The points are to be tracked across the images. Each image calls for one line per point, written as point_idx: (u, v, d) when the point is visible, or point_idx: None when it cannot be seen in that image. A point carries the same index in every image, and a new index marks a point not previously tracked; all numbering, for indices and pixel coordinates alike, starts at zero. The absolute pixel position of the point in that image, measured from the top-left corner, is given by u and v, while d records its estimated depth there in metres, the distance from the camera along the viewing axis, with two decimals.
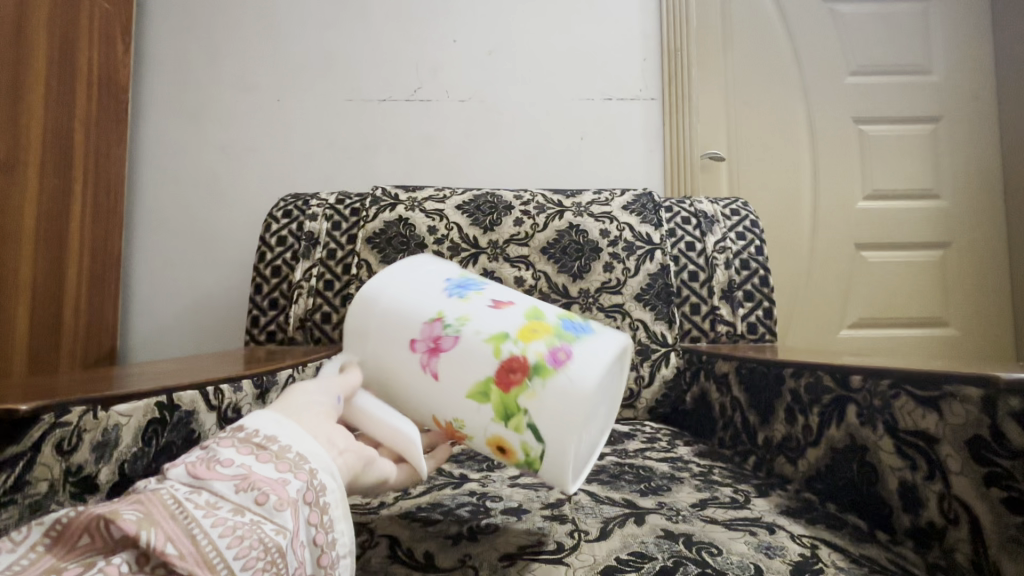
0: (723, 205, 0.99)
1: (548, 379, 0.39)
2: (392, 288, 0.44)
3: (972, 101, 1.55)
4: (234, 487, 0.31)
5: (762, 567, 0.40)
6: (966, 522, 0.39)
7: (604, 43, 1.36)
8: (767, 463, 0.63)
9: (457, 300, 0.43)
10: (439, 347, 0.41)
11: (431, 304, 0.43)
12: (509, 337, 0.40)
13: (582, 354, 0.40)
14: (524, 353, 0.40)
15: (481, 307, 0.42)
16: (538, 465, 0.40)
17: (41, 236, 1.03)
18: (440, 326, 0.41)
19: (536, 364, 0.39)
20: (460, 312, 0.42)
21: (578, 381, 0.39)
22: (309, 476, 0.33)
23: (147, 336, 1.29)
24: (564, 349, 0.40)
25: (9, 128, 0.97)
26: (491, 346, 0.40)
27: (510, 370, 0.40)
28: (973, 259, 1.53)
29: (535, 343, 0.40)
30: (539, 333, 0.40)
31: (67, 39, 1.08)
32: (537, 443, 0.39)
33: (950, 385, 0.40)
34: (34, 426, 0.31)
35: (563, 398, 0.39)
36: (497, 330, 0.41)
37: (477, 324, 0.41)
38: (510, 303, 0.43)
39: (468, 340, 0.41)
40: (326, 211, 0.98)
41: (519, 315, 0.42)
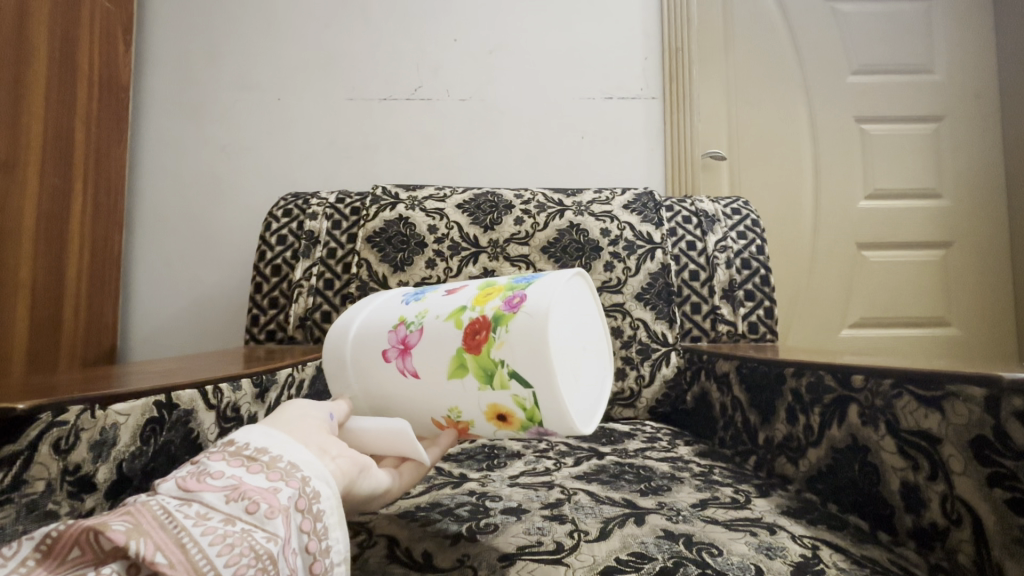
0: (724, 204, 0.99)
1: (510, 321, 0.39)
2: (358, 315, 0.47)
3: (974, 100, 1.54)
4: (225, 497, 0.30)
5: (762, 568, 0.40)
6: (969, 522, 0.38)
7: (605, 42, 1.36)
8: (768, 463, 0.63)
9: (415, 302, 0.45)
10: (407, 344, 0.43)
11: (392, 315, 0.45)
12: (467, 307, 0.42)
13: (534, 290, 0.40)
14: (482, 313, 0.40)
15: (437, 300, 0.44)
16: (539, 417, 0.39)
17: (41, 235, 1.03)
18: (403, 327, 0.44)
19: (495, 315, 0.40)
20: (420, 309, 0.44)
21: (537, 311, 0.38)
22: (300, 483, 0.33)
23: (147, 335, 1.29)
24: (517, 293, 0.40)
25: (9, 126, 0.96)
26: (453, 320, 0.42)
27: (475, 331, 0.40)
28: (975, 259, 1.52)
29: (490, 301, 0.41)
30: (491, 293, 0.41)
31: (68, 37, 1.08)
32: (524, 391, 0.39)
33: (953, 385, 0.40)
34: (31, 425, 0.32)
35: (528, 331, 0.38)
36: (454, 308, 0.42)
37: (435, 311, 0.43)
38: (462, 287, 0.45)
39: (432, 326, 0.42)
40: (325, 210, 0.98)
41: (472, 291, 0.43)
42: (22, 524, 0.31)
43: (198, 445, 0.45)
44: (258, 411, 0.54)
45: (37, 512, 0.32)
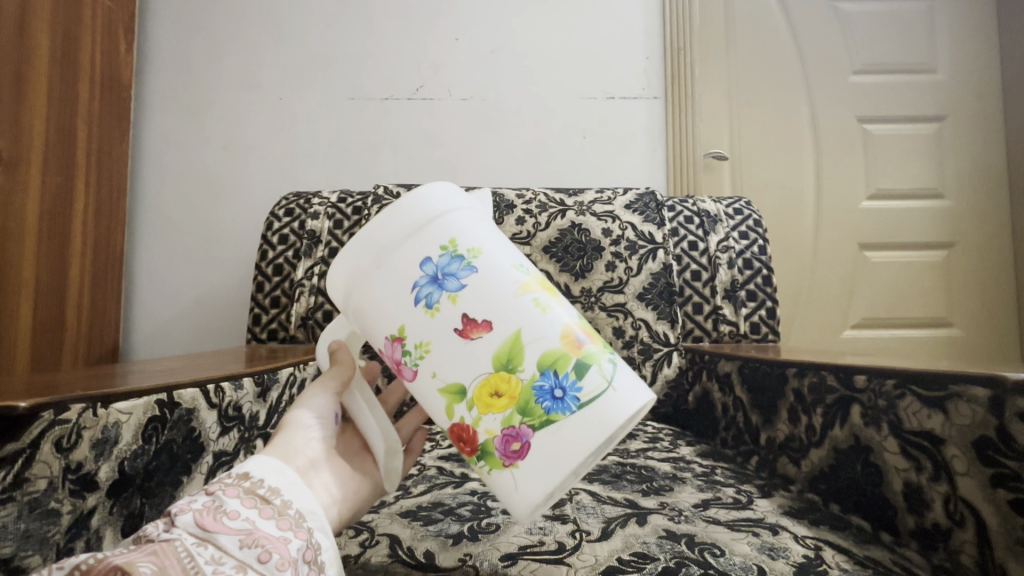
0: (726, 204, 0.99)
1: (494, 465, 0.33)
2: (361, 268, 0.34)
3: (977, 100, 1.54)
4: (238, 542, 0.30)
5: (765, 568, 0.40)
6: (972, 523, 0.38)
7: (606, 41, 1.36)
8: (770, 464, 0.62)
9: (425, 310, 0.34)
10: (400, 369, 0.36)
11: (393, 316, 0.34)
12: (466, 395, 0.33)
13: (543, 452, 0.32)
14: (475, 427, 0.33)
15: (448, 333, 0.33)
16: None
17: (44, 235, 1.03)
18: (400, 349, 0.35)
19: (485, 443, 0.33)
20: (425, 336, 0.34)
21: (524, 487, 0.32)
22: (308, 535, 0.34)
23: (148, 334, 1.29)
24: (521, 439, 0.32)
25: (11, 125, 0.97)
26: (446, 399, 0.34)
27: (460, 436, 0.34)
28: (978, 259, 1.52)
29: (490, 416, 0.33)
30: (499, 405, 0.33)
31: (70, 35, 1.08)
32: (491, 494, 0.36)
33: (956, 385, 0.40)
34: (34, 423, 0.32)
35: (506, 494, 0.33)
36: (455, 381, 0.33)
37: (436, 362, 0.34)
38: (484, 330, 0.33)
39: (425, 379, 0.34)
40: (327, 210, 0.98)
41: (488, 359, 0.33)
42: (23, 522, 0.31)
43: (199, 443, 0.45)
44: (259, 409, 0.54)
45: (38, 511, 0.32)
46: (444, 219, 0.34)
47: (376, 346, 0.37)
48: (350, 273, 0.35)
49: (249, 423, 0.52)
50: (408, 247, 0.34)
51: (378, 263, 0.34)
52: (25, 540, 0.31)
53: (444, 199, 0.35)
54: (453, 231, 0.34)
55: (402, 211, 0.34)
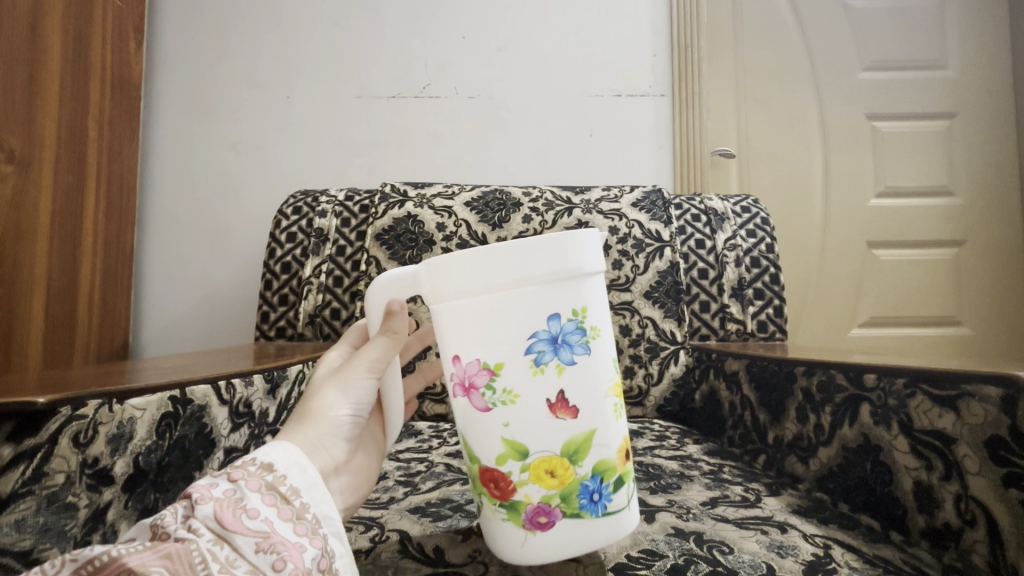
0: (733, 202, 0.99)
1: (513, 520, 0.35)
2: (499, 282, 0.33)
3: (989, 96, 1.52)
4: (255, 544, 0.30)
5: (774, 566, 0.40)
6: (985, 523, 0.38)
7: (613, 38, 1.35)
8: (778, 462, 0.62)
9: (532, 361, 0.34)
10: (471, 391, 0.35)
11: (499, 349, 0.34)
12: (526, 456, 0.34)
13: (562, 538, 0.34)
14: (516, 485, 0.34)
15: (539, 395, 0.34)
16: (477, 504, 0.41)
17: (56, 234, 1.04)
18: (484, 378, 0.34)
19: (515, 502, 0.35)
20: (520, 386, 0.34)
21: (528, 549, 0.35)
22: (323, 543, 0.33)
23: (157, 331, 1.30)
24: (549, 516, 0.34)
25: (23, 125, 0.98)
26: (505, 446, 0.34)
27: (496, 479, 0.35)
28: (989, 258, 1.50)
29: (534, 484, 0.34)
30: (547, 480, 0.34)
31: (81, 36, 1.09)
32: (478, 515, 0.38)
33: (968, 385, 0.40)
34: (50, 419, 0.32)
35: (508, 541, 0.36)
36: (524, 443, 0.34)
37: (516, 415, 0.34)
38: (572, 412, 0.34)
39: (494, 417, 0.34)
40: (335, 208, 0.99)
41: (560, 440, 0.34)
42: (42, 516, 0.32)
43: (211, 439, 0.46)
44: (269, 406, 0.55)
45: (56, 505, 0.33)
46: (589, 278, 0.35)
47: (454, 354, 0.35)
48: (480, 281, 0.33)
49: (259, 419, 0.53)
50: (549, 298, 0.34)
51: (517, 290, 0.33)
52: (45, 533, 0.32)
53: (594, 256, 0.35)
54: (587, 299, 0.35)
55: (567, 258, 0.33)
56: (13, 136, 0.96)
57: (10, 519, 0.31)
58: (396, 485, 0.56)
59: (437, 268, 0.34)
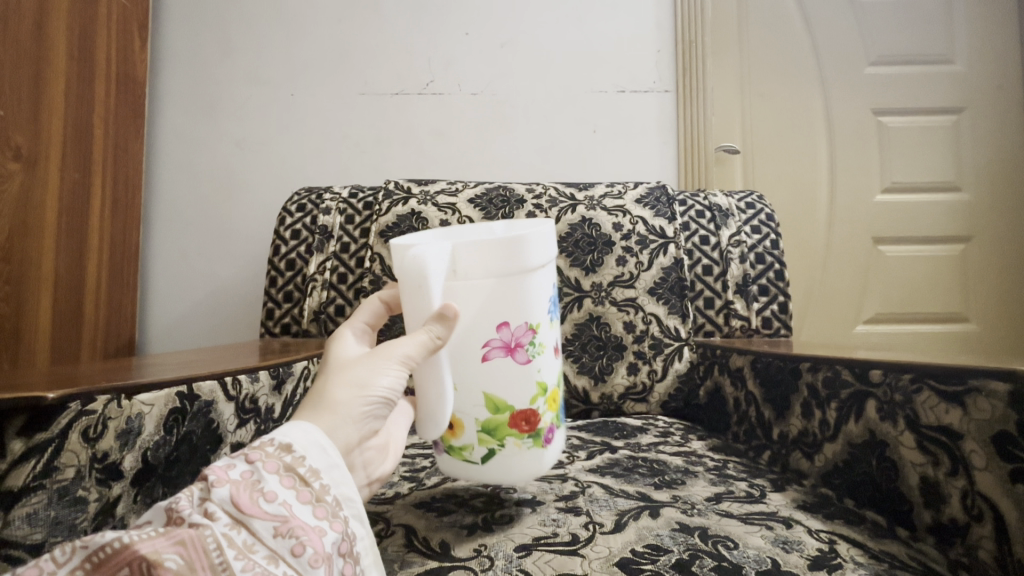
0: (738, 198, 0.98)
1: (536, 445, 0.41)
2: (546, 259, 0.41)
3: (995, 90, 1.51)
4: (273, 526, 0.30)
5: (779, 562, 0.40)
6: (990, 517, 0.38)
7: (617, 33, 1.35)
8: (783, 458, 0.62)
9: (551, 319, 0.43)
10: (513, 350, 0.40)
11: (540, 313, 0.41)
12: (544, 392, 0.42)
13: (556, 449, 0.43)
14: (540, 416, 0.41)
15: (552, 343, 0.43)
16: (453, 455, 0.42)
17: (63, 231, 1.05)
18: (527, 336, 0.40)
19: (540, 431, 0.41)
20: (548, 338, 0.42)
21: (541, 467, 0.42)
22: (343, 526, 0.32)
23: (163, 329, 1.31)
24: (553, 434, 0.43)
25: (27, 124, 0.99)
26: (536, 386, 0.41)
27: (526, 417, 0.40)
28: (995, 253, 1.49)
29: (549, 413, 0.42)
30: (552, 405, 0.42)
31: (85, 34, 1.09)
32: (478, 459, 0.41)
33: (975, 380, 0.40)
34: (60, 414, 0.32)
35: (522, 465, 0.41)
36: (547, 380, 0.42)
37: (546, 361, 0.42)
38: (557, 352, 0.45)
39: (532, 366, 0.41)
40: (339, 205, 0.99)
41: (557, 375, 0.43)
42: (53, 509, 0.32)
43: (219, 434, 0.46)
44: (275, 402, 0.55)
45: (67, 498, 0.33)
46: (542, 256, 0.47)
47: (500, 322, 0.39)
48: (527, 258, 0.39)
49: (265, 415, 0.53)
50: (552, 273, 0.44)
51: (547, 266, 0.42)
52: (55, 526, 0.33)
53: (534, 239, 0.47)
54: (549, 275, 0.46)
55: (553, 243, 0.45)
56: (19, 134, 0.97)
57: (22, 512, 0.31)
58: (402, 480, 0.57)
59: (505, 248, 0.38)
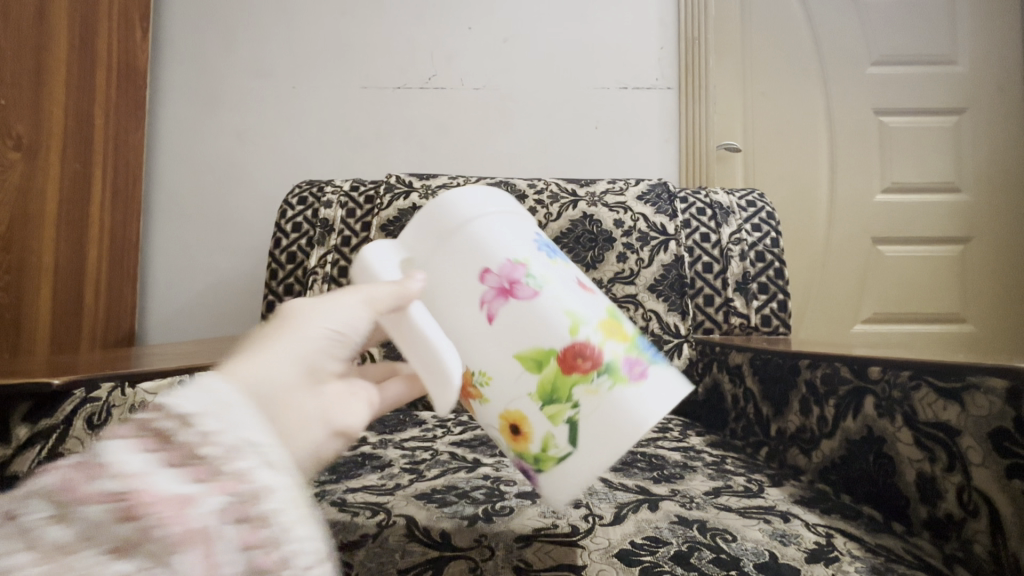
0: (739, 196, 0.98)
1: (617, 383, 0.31)
2: (501, 208, 0.34)
3: (997, 92, 1.51)
4: (110, 515, 0.19)
5: (776, 554, 0.40)
6: (986, 512, 0.39)
7: (621, 30, 1.34)
8: (780, 454, 0.63)
9: (548, 259, 0.34)
10: (511, 290, 0.32)
11: (523, 248, 0.34)
12: (588, 320, 0.32)
13: (655, 379, 0.32)
14: (601, 344, 0.32)
15: (569, 276, 0.34)
16: (549, 463, 0.32)
17: (64, 220, 1.05)
18: (522, 270, 0.32)
19: (609, 364, 0.32)
20: (553, 272, 0.34)
21: (644, 409, 0.31)
22: (229, 480, 0.22)
23: (162, 321, 1.31)
24: (640, 364, 0.32)
25: (29, 111, 0.98)
26: (570, 322, 0.32)
27: (579, 356, 0.32)
28: (993, 255, 1.50)
29: (611, 342, 0.32)
30: (613, 333, 0.33)
31: (87, 22, 1.08)
32: (565, 442, 0.31)
33: (974, 376, 0.40)
34: (65, 401, 0.33)
35: (620, 416, 0.31)
36: (581, 310, 0.33)
37: (566, 293, 0.33)
38: (594, 288, 0.35)
39: (552, 301, 0.32)
40: (340, 198, 0.99)
41: (600, 306, 0.34)
42: None
43: None
44: None
45: None
46: None
47: (480, 269, 0.32)
48: (456, 209, 0.33)
49: None
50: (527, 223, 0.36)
51: (509, 212, 0.34)
52: None
53: None
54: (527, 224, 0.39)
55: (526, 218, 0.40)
56: (20, 123, 0.97)
57: None
58: (401, 472, 0.57)
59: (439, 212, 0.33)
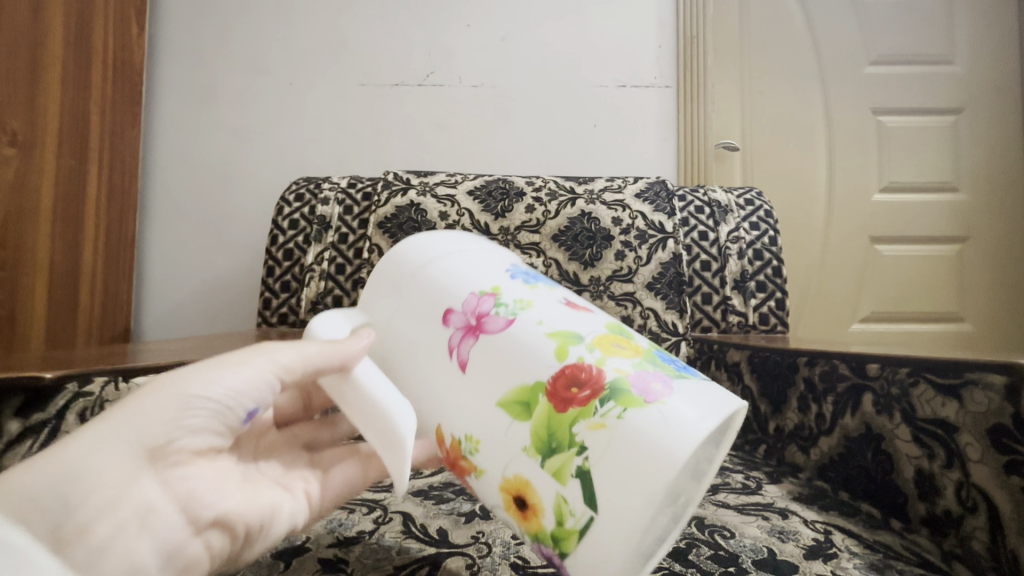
0: (737, 194, 0.98)
1: (625, 407, 0.26)
2: (461, 243, 0.33)
3: (996, 92, 1.51)
4: None
5: (775, 551, 0.40)
6: (984, 508, 0.38)
7: (620, 27, 1.34)
8: (778, 452, 0.63)
9: (523, 284, 0.31)
10: (478, 327, 0.29)
11: (490, 277, 0.31)
12: (581, 339, 0.28)
13: (679, 392, 0.27)
14: (600, 365, 0.27)
15: (552, 299, 0.31)
16: (572, 540, 0.26)
17: (59, 216, 1.05)
18: (490, 300, 0.30)
19: (614, 385, 0.27)
20: (529, 295, 0.30)
21: (672, 434, 0.25)
22: None
23: (159, 318, 1.30)
24: (656, 378, 0.27)
25: (24, 107, 0.98)
26: (556, 345, 0.28)
27: (571, 385, 0.27)
28: (990, 254, 1.50)
29: (613, 358, 0.28)
30: (614, 348, 0.28)
31: (83, 17, 1.08)
32: (583, 504, 0.25)
33: (972, 372, 0.40)
34: (58, 394, 0.32)
35: (644, 448, 0.25)
36: (569, 329, 0.29)
37: (544, 313, 0.29)
38: (586, 308, 0.31)
39: (527, 331, 0.29)
40: (337, 195, 0.98)
41: (593, 324, 0.29)
42: None
43: None
44: None
45: None
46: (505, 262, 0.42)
47: (445, 309, 0.30)
48: (414, 254, 0.32)
49: None
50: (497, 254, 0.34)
51: (471, 247, 0.33)
52: None
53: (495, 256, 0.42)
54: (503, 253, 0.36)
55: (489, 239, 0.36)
56: (15, 119, 0.96)
57: None
58: None
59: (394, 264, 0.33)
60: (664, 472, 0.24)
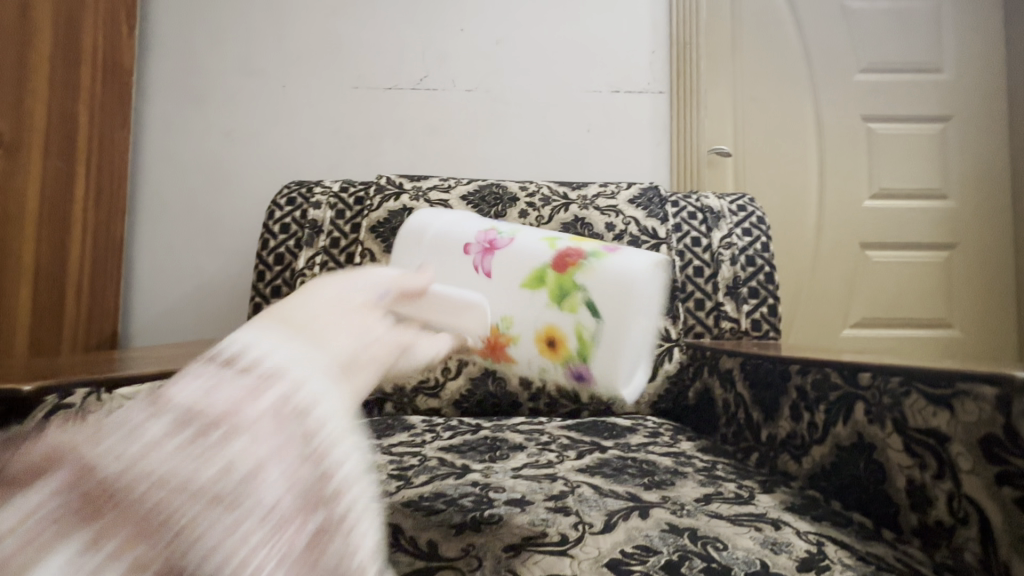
0: (729, 201, 0.99)
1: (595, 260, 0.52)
2: (460, 216, 0.59)
3: (983, 100, 1.53)
4: None
5: (767, 563, 0.40)
6: (976, 520, 0.39)
7: (614, 33, 1.35)
8: (770, 460, 0.63)
9: (508, 225, 0.57)
10: (491, 249, 0.54)
11: (488, 224, 0.57)
12: (560, 239, 0.55)
13: (617, 246, 0.53)
14: (577, 246, 0.53)
15: (528, 230, 0.57)
16: (591, 348, 0.50)
17: (45, 220, 1.03)
18: (495, 233, 0.55)
19: (591, 252, 0.53)
20: (516, 228, 0.57)
21: (621, 263, 0.51)
22: None
23: (147, 323, 1.28)
24: (608, 249, 0.53)
25: (13, 109, 0.96)
26: (548, 245, 0.54)
27: (564, 260, 0.52)
28: (977, 260, 1.52)
29: (584, 244, 0.54)
30: (575, 239, 0.55)
31: (72, 18, 1.06)
32: (591, 317, 0.50)
33: (964, 383, 0.40)
34: (36, 408, 0.32)
35: (611, 284, 0.50)
36: (547, 239, 0.55)
37: (525, 234, 0.56)
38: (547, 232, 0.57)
39: (522, 242, 0.54)
40: (329, 199, 0.97)
41: (553, 238, 0.55)
42: None
43: None
44: None
45: None
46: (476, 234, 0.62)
47: (468, 243, 0.55)
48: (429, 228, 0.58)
49: None
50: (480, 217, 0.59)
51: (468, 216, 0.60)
52: None
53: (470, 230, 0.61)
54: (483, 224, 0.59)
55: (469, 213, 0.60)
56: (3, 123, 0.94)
57: None
58: (389, 479, 0.55)
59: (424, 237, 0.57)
60: (629, 281, 0.50)
